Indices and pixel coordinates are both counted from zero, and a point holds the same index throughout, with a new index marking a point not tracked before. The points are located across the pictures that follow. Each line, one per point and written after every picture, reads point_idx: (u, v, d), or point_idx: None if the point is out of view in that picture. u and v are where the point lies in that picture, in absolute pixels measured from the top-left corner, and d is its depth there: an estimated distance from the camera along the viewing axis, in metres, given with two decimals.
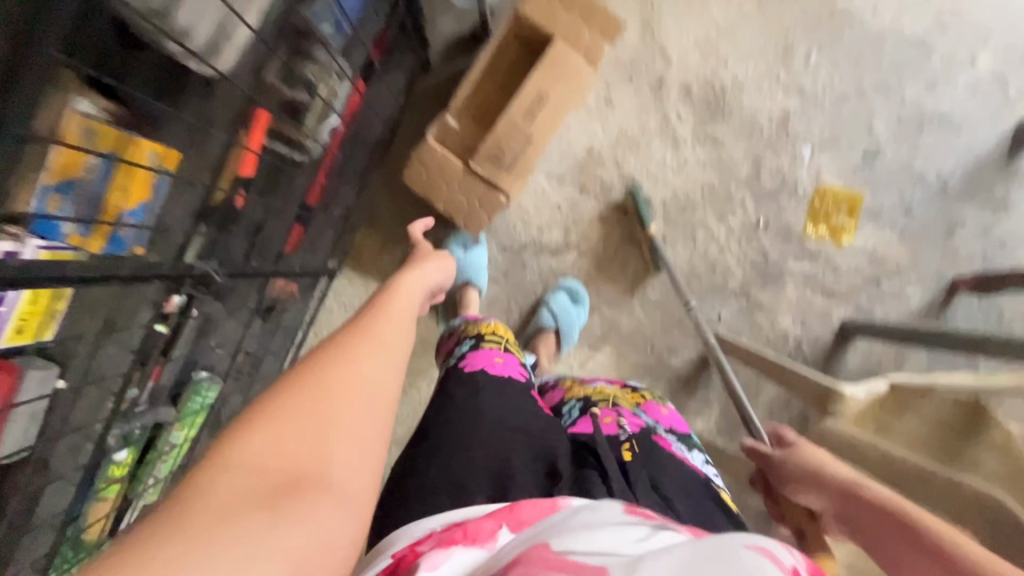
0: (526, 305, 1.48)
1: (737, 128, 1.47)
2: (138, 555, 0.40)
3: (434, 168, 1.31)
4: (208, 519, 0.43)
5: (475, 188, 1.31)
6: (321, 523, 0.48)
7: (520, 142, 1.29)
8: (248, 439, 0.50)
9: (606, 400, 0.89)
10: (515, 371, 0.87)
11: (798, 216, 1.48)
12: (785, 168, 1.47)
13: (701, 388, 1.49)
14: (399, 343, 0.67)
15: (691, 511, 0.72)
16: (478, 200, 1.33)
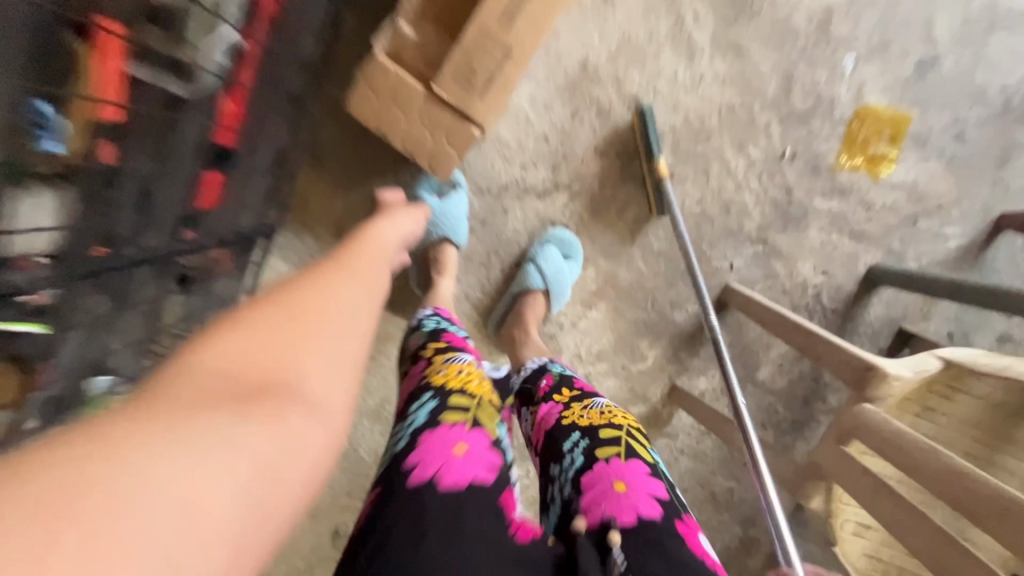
0: (509, 258, 1.26)
1: (767, 32, 1.18)
2: (55, 448, 0.31)
3: (386, 93, 1.02)
4: (153, 413, 0.35)
5: (441, 119, 1.04)
6: (283, 441, 0.38)
7: (495, 58, 1.00)
8: (213, 337, 0.42)
9: (616, 439, 0.68)
10: (481, 467, 0.62)
11: (831, 143, 1.24)
12: (821, 83, 1.20)
13: (705, 345, 1.33)
14: (383, 281, 0.61)
15: None
16: (445, 135, 1.05)
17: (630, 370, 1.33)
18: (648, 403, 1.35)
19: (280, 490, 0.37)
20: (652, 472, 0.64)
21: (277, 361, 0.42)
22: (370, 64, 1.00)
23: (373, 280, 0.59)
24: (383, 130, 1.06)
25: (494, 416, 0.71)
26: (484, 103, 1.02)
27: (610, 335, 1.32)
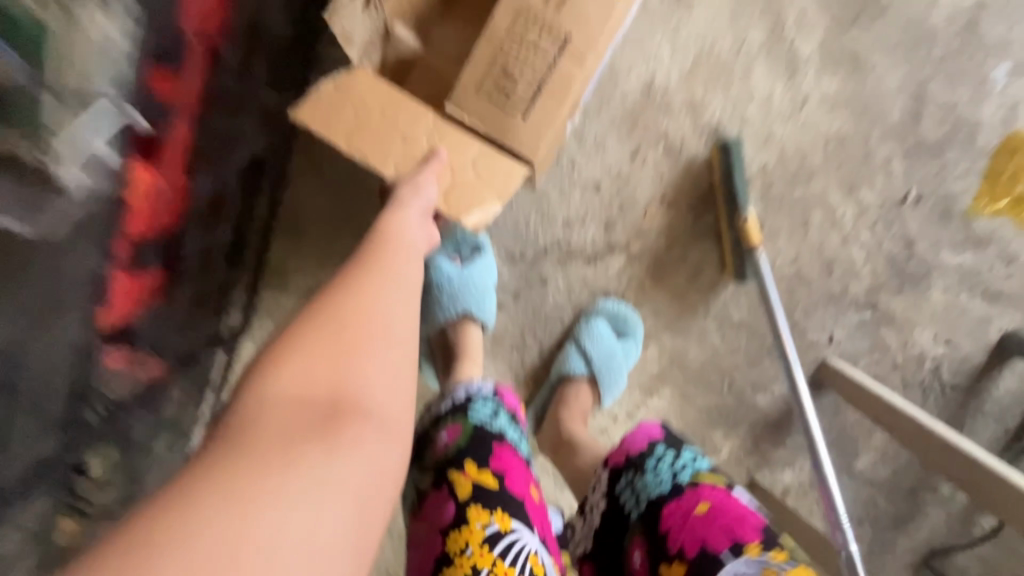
0: (547, 339, 0.98)
1: (893, 38, 0.88)
2: (178, 517, 0.33)
3: (373, 103, 0.66)
4: (255, 456, 0.37)
5: (465, 147, 0.67)
6: (358, 469, 0.40)
7: (544, 51, 0.68)
8: (276, 363, 0.42)
9: None
10: None
11: (969, 182, 0.94)
12: (961, 103, 0.90)
13: (794, 434, 1.07)
14: (410, 294, 0.52)
15: None
16: (474, 163, 0.67)
17: None
18: None
19: (373, 509, 0.40)
20: None
21: (333, 387, 0.42)
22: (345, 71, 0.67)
23: (393, 298, 0.50)
24: (362, 151, 0.65)
25: None
26: (530, 125, 0.70)
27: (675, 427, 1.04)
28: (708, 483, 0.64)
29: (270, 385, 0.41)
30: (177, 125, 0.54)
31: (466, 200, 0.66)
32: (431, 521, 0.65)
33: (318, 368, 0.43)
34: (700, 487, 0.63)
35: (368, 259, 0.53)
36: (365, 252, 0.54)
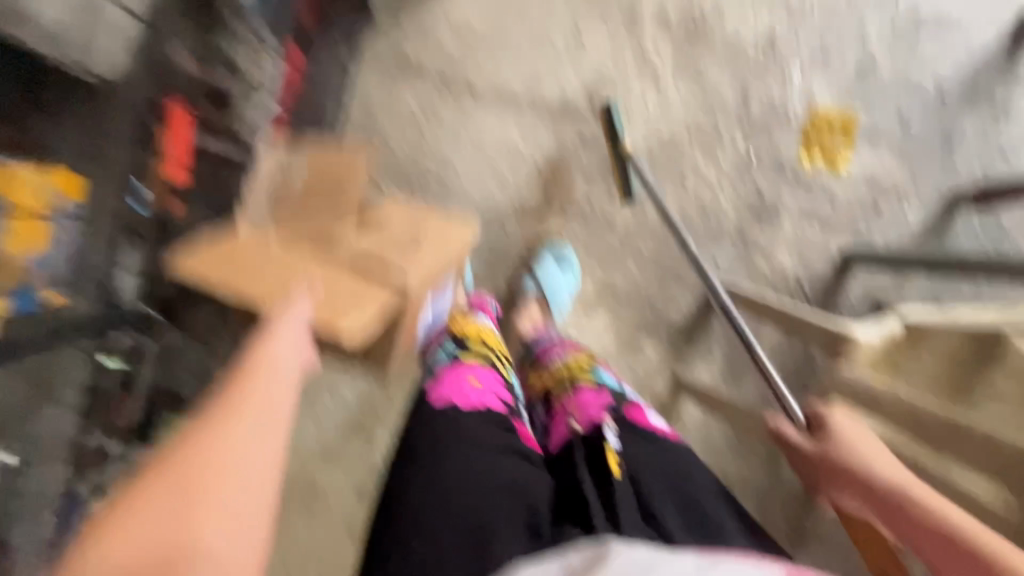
0: (512, 274, 1.39)
1: (721, 56, 1.34)
2: None
3: (269, 270, 0.91)
4: None
5: (337, 283, 0.91)
6: None
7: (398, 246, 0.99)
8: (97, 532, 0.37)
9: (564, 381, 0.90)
10: (492, 397, 0.82)
11: (791, 145, 1.38)
12: (775, 95, 1.36)
13: (702, 337, 1.44)
14: (260, 426, 0.46)
15: (682, 523, 0.67)
16: (349, 299, 0.89)
17: (635, 367, 1.44)
18: (656, 397, 1.45)
19: None
20: (595, 388, 0.86)
21: (177, 537, 0.37)
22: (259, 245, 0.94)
23: (245, 430, 0.45)
24: (248, 292, 0.88)
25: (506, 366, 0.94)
26: (394, 265, 0.95)
27: (612, 337, 1.43)
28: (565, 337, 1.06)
29: (103, 546, 0.36)
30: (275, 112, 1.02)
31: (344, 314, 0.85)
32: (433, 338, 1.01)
33: (157, 527, 0.37)
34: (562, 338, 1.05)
35: (231, 393, 0.48)
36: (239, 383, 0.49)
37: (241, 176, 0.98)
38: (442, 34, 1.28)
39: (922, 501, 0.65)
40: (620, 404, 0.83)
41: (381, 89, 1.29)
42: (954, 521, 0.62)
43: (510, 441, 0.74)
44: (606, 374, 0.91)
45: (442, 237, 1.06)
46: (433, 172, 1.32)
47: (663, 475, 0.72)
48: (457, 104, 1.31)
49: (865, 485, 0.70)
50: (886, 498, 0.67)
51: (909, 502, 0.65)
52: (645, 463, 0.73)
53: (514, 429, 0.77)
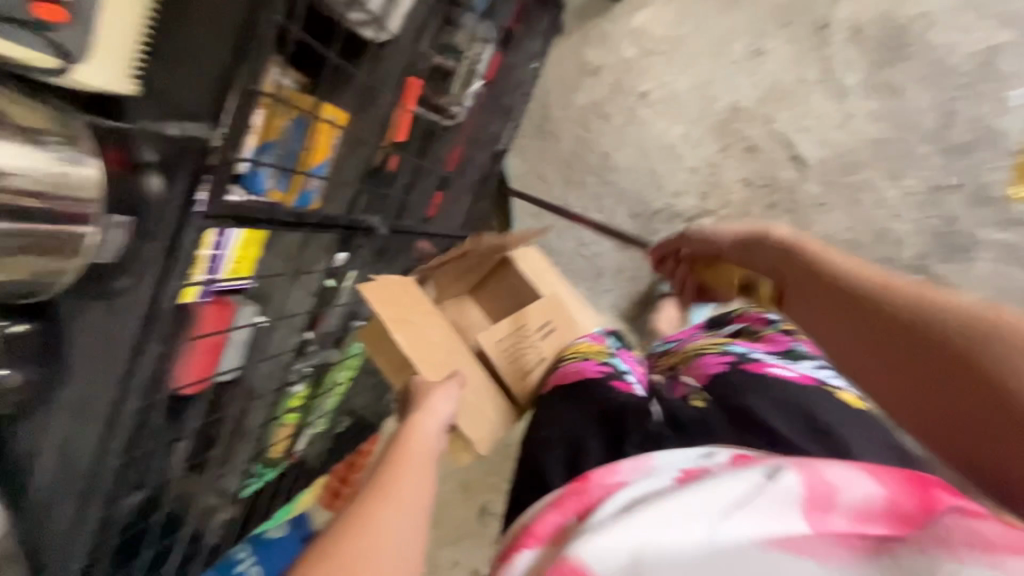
0: (655, 275, 1.42)
1: (923, 71, 1.25)
2: None
3: (418, 321, 0.84)
4: None
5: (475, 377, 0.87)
6: None
7: (538, 345, 0.98)
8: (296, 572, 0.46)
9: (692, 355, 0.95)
10: (592, 369, 0.89)
11: (1003, 175, 1.23)
12: (986, 116, 1.23)
13: None
14: (415, 482, 0.57)
15: (793, 424, 0.71)
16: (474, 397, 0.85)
17: None
18: None
19: None
20: (718, 354, 0.90)
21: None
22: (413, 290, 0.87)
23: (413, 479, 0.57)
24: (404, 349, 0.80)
25: (602, 352, 0.96)
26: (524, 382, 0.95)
27: None
28: (691, 334, 1.09)
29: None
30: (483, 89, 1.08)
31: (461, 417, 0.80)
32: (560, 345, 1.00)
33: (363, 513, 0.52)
34: (686, 336, 1.09)
35: (386, 473, 0.58)
36: (392, 459, 0.61)
37: (451, 138, 1.06)
38: (623, 42, 1.38)
39: (874, 287, 0.49)
40: (741, 361, 0.85)
41: (559, 87, 1.42)
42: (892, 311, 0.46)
43: (609, 391, 0.82)
44: (736, 346, 0.93)
45: (570, 328, 1.01)
46: (595, 167, 1.41)
47: (776, 397, 0.75)
48: (626, 106, 1.39)
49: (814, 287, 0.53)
50: (818, 288, 0.53)
51: (868, 285, 0.49)
52: (758, 397, 0.75)
53: (613, 388, 0.83)
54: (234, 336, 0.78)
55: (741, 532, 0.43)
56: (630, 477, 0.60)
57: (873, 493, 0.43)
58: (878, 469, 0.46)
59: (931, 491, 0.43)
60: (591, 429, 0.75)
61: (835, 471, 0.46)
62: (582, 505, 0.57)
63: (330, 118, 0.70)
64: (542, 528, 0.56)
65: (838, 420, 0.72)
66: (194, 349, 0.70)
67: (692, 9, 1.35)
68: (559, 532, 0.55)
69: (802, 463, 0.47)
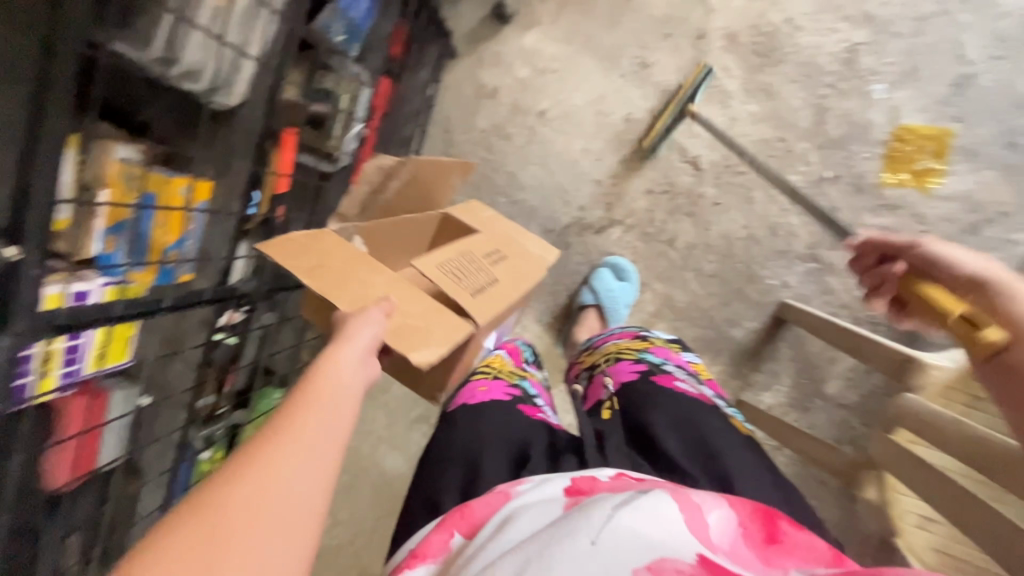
0: (573, 286, 1.45)
1: (795, 73, 1.33)
2: None
3: (342, 270, 0.77)
4: None
5: (413, 301, 0.76)
6: None
7: (481, 267, 0.90)
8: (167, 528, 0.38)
9: (607, 362, 0.97)
10: (498, 394, 0.87)
11: (874, 164, 1.32)
12: (854, 111, 1.31)
13: (768, 360, 1.40)
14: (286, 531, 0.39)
15: (681, 444, 0.74)
16: (418, 316, 0.73)
17: None
18: None
19: None
20: (633, 364, 0.92)
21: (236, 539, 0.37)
22: (328, 240, 0.81)
23: (286, 537, 0.39)
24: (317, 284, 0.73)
25: (513, 375, 0.96)
26: (472, 301, 0.82)
27: None
28: (609, 333, 1.11)
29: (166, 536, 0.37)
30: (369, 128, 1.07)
31: (394, 335, 0.69)
32: (513, 274, 0.95)
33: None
34: (605, 337, 1.10)
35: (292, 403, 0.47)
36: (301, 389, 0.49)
37: (341, 180, 1.05)
38: (513, 63, 1.40)
39: None
40: (651, 372, 0.89)
41: (460, 110, 1.42)
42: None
43: (513, 415, 0.81)
44: (650, 353, 0.96)
45: (520, 258, 0.99)
46: (503, 187, 1.43)
47: (670, 417, 0.78)
48: (526, 125, 1.41)
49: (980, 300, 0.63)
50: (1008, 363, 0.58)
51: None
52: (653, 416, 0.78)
53: (519, 410, 0.83)
54: (112, 427, 0.75)
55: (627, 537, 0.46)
56: (525, 482, 0.60)
57: (729, 516, 0.51)
58: (732, 495, 0.53)
59: (773, 515, 0.52)
60: (495, 450, 0.73)
61: (699, 494, 0.52)
62: (470, 524, 0.56)
63: (186, 190, 0.70)
64: (430, 548, 0.54)
65: (722, 435, 0.75)
66: (61, 449, 0.68)
67: (578, 26, 1.38)
68: (447, 555, 0.54)
69: (673, 490, 0.52)
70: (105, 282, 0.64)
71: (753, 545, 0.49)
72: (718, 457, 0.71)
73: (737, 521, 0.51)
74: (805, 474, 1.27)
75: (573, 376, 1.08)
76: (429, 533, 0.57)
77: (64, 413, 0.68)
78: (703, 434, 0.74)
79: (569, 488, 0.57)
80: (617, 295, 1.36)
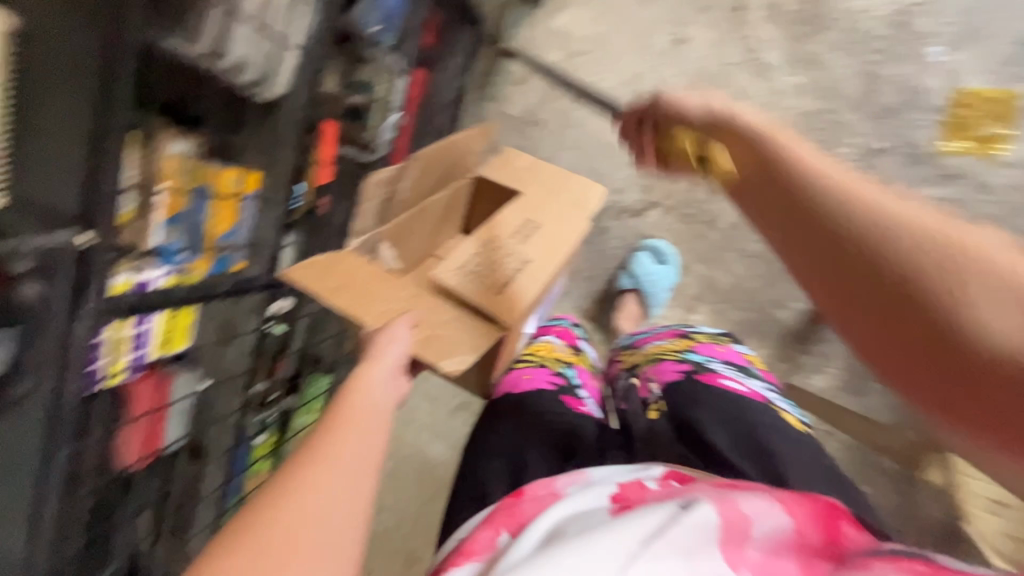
0: (611, 271, 1.43)
1: (842, 40, 1.26)
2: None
3: (365, 284, 0.78)
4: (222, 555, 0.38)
5: (438, 313, 0.79)
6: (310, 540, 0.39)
7: (507, 255, 0.92)
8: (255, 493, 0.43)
9: (649, 359, 0.95)
10: (542, 381, 0.88)
11: (932, 132, 1.24)
12: (908, 77, 1.24)
13: (818, 342, 1.35)
14: (348, 477, 0.43)
15: (732, 442, 0.72)
16: (445, 329, 0.75)
17: None
18: None
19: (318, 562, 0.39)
20: (676, 361, 0.90)
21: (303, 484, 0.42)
22: (351, 259, 0.82)
23: (342, 489, 0.42)
24: (343, 302, 0.74)
25: (557, 364, 0.95)
26: (500, 299, 0.84)
27: None
28: (649, 330, 1.08)
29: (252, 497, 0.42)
30: (405, 117, 1.09)
31: (422, 345, 0.71)
32: (544, 244, 0.97)
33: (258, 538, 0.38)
34: (645, 336, 1.07)
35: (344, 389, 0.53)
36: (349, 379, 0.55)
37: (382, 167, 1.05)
38: (545, 46, 1.38)
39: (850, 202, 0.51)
40: (695, 371, 0.86)
41: (493, 96, 1.42)
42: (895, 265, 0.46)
43: (557, 407, 0.81)
44: (695, 352, 0.93)
45: (551, 227, 1.00)
46: None
47: (718, 413, 0.76)
48: (560, 110, 1.40)
49: (791, 191, 0.56)
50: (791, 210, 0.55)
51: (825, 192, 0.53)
52: (699, 413, 0.76)
53: (563, 401, 0.83)
54: (175, 407, 0.81)
55: (663, 559, 0.45)
56: (570, 483, 0.60)
57: (785, 526, 0.48)
58: (791, 501, 0.51)
59: (834, 520, 0.50)
60: (541, 439, 0.73)
61: (752, 503, 0.50)
62: (517, 520, 0.54)
63: (236, 181, 0.74)
64: (477, 547, 0.52)
65: (774, 432, 0.73)
66: (132, 428, 0.74)
67: (611, 6, 1.36)
68: (493, 552, 0.51)
69: (720, 498, 0.50)
70: (165, 272, 0.69)
71: (808, 559, 0.46)
72: (769, 450, 0.70)
73: (795, 531, 0.48)
74: (861, 459, 1.22)
75: (612, 372, 1.06)
76: (476, 530, 0.55)
77: (134, 395, 0.73)
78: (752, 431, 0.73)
79: (617, 494, 0.56)
80: (658, 279, 1.33)
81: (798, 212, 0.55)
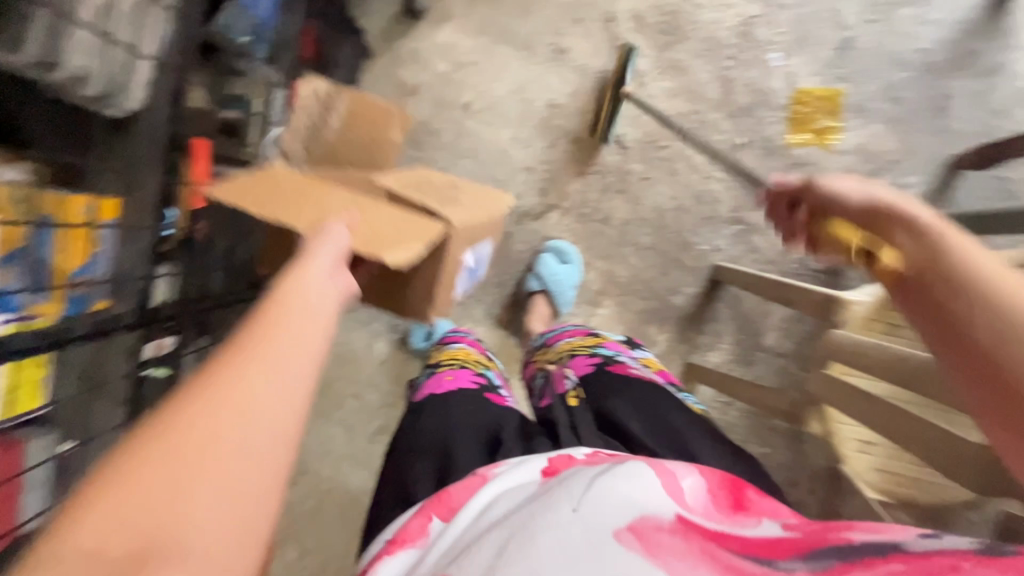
0: (518, 274, 1.46)
1: (699, 48, 1.40)
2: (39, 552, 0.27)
3: (296, 197, 0.75)
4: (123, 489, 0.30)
5: (377, 210, 0.76)
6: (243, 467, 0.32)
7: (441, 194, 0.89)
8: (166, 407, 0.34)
9: (564, 358, 0.97)
10: (466, 382, 0.84)
11: (781, 127, 1.41)
12: (757, 80, 1.41)
13: (710, 321, 1.47)
14: (274, 396, 0.35)
15: (648, 427, 0.75)
16: (385, 223, 0.74)
17: None
18: None
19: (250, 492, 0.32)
20: (589, 358, 0.92)
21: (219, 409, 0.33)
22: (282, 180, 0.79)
23: (268, 417, 0.34)
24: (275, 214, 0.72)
25: (478, 363, 0.92)
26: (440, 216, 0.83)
27: (621, 328, 1.48)
28: (560, 329, 1.10)
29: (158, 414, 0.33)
30: None
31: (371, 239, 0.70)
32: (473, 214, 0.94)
33: (170, 471, 0.30)
34: (555, 335, 1.09)
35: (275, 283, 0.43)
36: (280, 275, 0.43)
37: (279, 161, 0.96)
38: (430, 58, 1.39)
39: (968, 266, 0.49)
40: (605, 363, 0.89)
41: None
42: (979, 327, 0.46)
43: (482, 403, 0.79)
44: (604, 347, 0.97)
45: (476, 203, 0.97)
46: None
47: (632, 400, 0.79)
48: (452, 120, 1.40)
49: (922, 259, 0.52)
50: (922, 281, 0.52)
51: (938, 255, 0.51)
52: (615, 404, 0.78)
53: (488, 398, 0.80)
54: (33, 476, 0.71)
55: (614, 501, 0.48)
56: (500, 464, 0.61)
57: (701, 483, 0.55)
58: (704, 467, 0.57)
59: (739, 487, 0.57)
60: (465, 437, 0.70)
61: (674, 464, 0.56)
62: (449, 506, 0.57)
63: (87, 208, 0.71)
64: (410, 533, 0.55)
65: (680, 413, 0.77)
66: None
67: (490, 18, 1.39)
68: (428, 538, 0.54)
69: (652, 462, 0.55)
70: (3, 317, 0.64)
71: (723, 507, 0.53)
72: (679, 433, 0.74)
73: (709, 487, 0.55)
74: (756, 422, 1.34)
75: (528, 376, 1.06)
76: (407, 519, 0.57)
77: None
78: (663, 415, 0.76)
79: (547, 467, 0.58)
80: (563, 278, 1.38)
81: (927, 282, 0.51)
